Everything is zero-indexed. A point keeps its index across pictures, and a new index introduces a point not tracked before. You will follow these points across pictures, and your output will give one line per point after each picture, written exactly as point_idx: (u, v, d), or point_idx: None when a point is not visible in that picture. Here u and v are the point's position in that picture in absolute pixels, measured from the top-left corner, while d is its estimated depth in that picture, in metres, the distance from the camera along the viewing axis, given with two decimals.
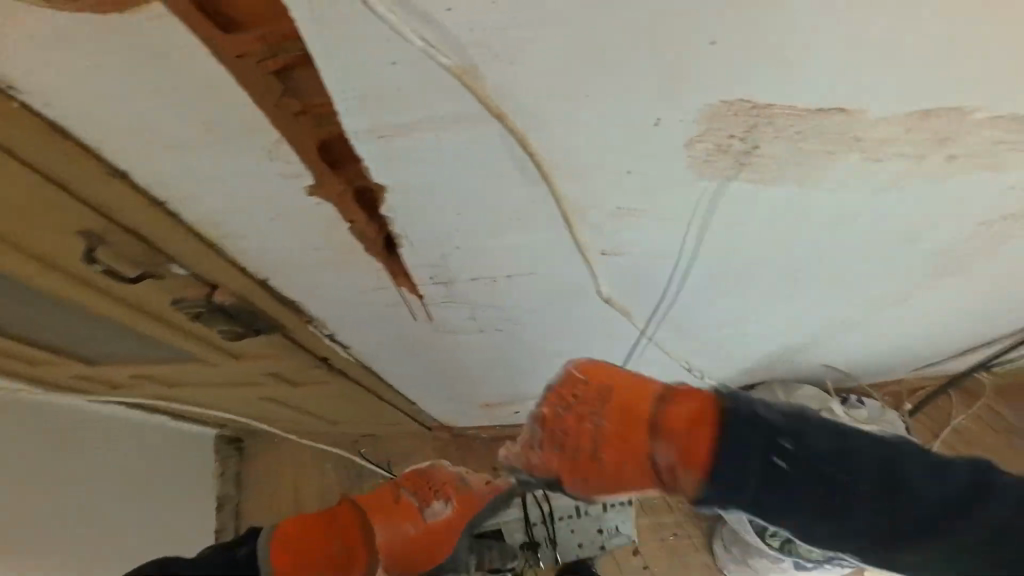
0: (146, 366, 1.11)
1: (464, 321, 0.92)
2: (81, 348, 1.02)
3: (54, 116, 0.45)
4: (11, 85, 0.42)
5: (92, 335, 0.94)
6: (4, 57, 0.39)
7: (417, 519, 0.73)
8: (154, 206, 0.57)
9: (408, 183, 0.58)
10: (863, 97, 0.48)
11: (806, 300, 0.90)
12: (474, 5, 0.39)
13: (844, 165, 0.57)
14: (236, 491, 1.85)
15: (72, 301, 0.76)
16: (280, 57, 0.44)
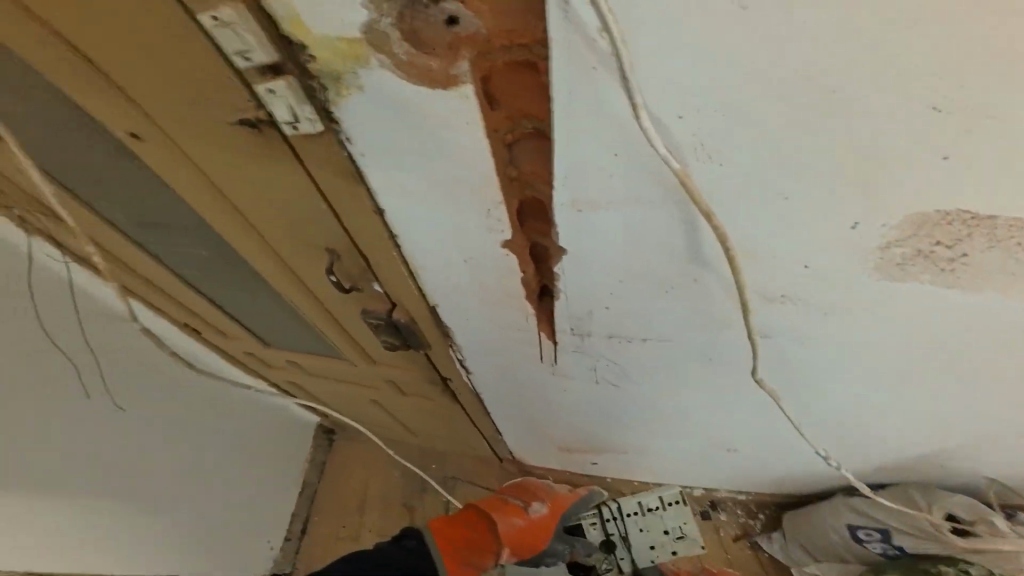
0: (300, 353, 1.29)
1: (585, 371, 0.95)
2: (261, 327, 1.22)
3: (359, 162, 0.58)
4: (348, 138, 0.55)
5: (278, 320, 1.12)
6: (354, 117, 0.53)
7: (523, 514, 0.86)
8: (388, 238, 0.69)
9: (587, 250, 0.65)
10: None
11: (977, 408, 0.81)
12: (711, 122, 0.45)
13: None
14: (316, 480, 1.97)
15: (287, 290, 0.94)
16: (518, 130, 0.55)
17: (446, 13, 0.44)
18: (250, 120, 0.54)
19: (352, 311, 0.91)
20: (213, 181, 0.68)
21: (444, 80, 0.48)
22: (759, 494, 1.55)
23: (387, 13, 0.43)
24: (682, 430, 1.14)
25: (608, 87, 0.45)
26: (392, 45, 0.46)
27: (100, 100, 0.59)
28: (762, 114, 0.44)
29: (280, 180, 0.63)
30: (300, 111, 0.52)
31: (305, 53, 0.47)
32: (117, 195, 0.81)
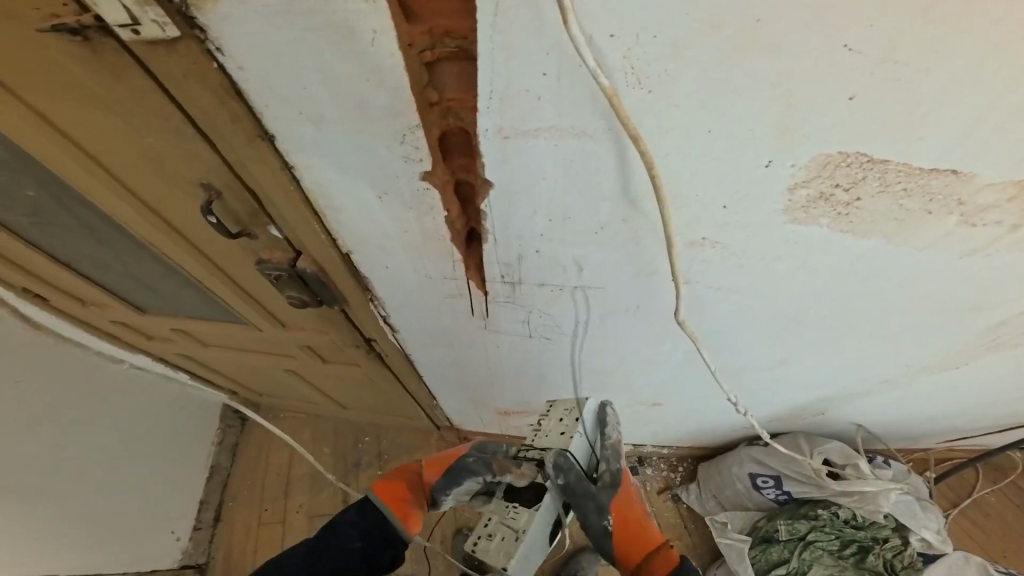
0: (190, 321, 1.13)
1: (516, 323, 0.93)
2: (134, 295, 1.07)
3: (238, 80, 0.50)
4: (217, 48, 0.47)
5: (156, 282, 0.98)
6: (226, 24, 0.44)
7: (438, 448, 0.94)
8: (282, 171, 0.61)
9: (513, 185, 0.61)
10: (979, 161, 0.50)
11: (860, 353, 0.91)
12: (638, 39, 0.43)
13: (941, 224, 0.60)
14: (229, 463, 1.79)
15: (163, 240, 0.82)
16: (437, 49, 0.49)
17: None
18: (67, 26, 0.47)
19: (249, 262, 0.80)
20: (34, 105, 0.59)
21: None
22: (678, 450, 1.68)
23: None
24: (611, 386, 1.18)
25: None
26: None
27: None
28: (683, 41, 0.43)
29: (127, 94, 0.54)
30: (140, 15, 0.44)
31: None
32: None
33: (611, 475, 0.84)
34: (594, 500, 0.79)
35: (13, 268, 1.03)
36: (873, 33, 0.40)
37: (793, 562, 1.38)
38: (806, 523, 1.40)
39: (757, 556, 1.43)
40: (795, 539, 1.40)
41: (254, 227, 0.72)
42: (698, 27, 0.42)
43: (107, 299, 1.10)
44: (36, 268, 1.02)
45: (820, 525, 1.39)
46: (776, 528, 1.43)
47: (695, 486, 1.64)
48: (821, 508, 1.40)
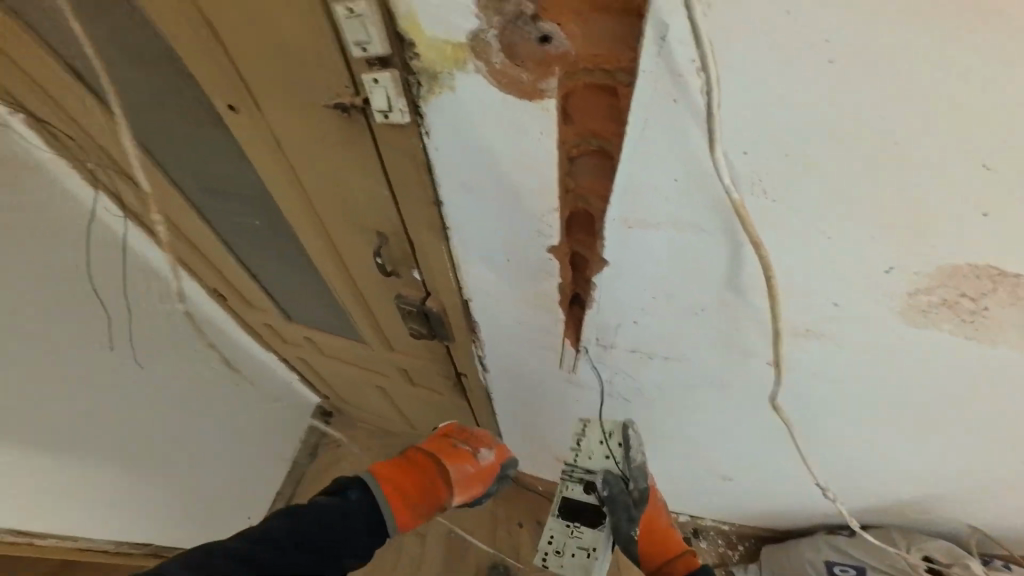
0: (320, 337, 1.23)
1: (599, 378, 0.98)
2: (289, 308, 1.18)
3: (432, 157, 0.60)
4: (427, 132, 0.57)
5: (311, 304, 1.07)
6: (437, 112, 0.55)
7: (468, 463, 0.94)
8: (439, 230, 0.71)
9: (627, 264, 0.68)
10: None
11: (974, 455, 0.85)
12: (769, 158, 0.50)
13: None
14: (305, 461, 1.92)
15: (333, 274, 0.90)
16: (582, 145, 0.59)
17: (544, 31, 0.48)
18: (342, 103, 0.57)
19: (383, 295, 0.90)
20: (286, 157, 0.69)
21: (531, 93, 0.51)
22: (739, 526, 1.58)
23: (494, 25, 0.47)
24: (680, 450, 1.17)
25: (682, 119, 0.49)
26: (489, 52, 0.49)
27: (204, 70, 0.61)
28: (815, 161, 0.49)
29: (359, 159, 0.63)
30: (396, 103, 0.54)
31: (412, 50, 0.50)
32: (189, 158, 0.83)
33: (639, 493, 0.84)
34: (629, 512, 0.82)
35: (201, 268, 1.18)
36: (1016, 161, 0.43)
37: None
38: None
39: None
40: None
41: (402, 269, 0.81)
42: (829, 152, 0.47)
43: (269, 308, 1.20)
44: (223, 273, 1.15)
45: None
46: None
47: (754, 567, 1.55)
48: None
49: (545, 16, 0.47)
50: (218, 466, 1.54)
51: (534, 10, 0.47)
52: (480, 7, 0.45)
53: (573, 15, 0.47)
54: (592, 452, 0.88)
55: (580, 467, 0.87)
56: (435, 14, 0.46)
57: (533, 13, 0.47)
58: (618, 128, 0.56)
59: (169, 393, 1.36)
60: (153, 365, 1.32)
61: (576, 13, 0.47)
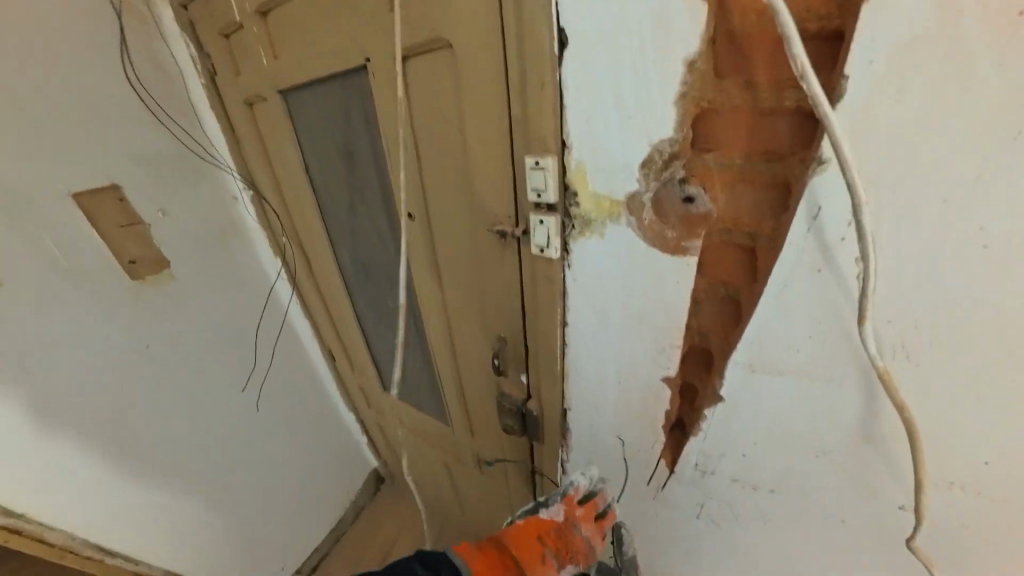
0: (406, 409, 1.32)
1: (691, 517, 0.86)
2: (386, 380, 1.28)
3: (567, 285, 0.67)
4: (570, 266, 0.65)
5: (413, 377, 1.17)
6: (582, 251, 0.63)
7: None
8: (558, 346, 0.75)
9: (745, 403, 0.67)
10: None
11: None
12: (914, 323, 0.53)
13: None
14: (350, 519, 1.87)
15: (441, 359, 1.00)
16: (710, 291, 0.64)
17: (691, 193, 0.57)
18: (502, 229, 0.68)
19: (486, 388, 0.96)
20: (438, 258, 0.83)
21: (674, 248, 0.58)
22: None
23: (649, 188, 0.56)
24: None
25: (826, 285, 0.53)
26: (639, 208, 0.57)
27: (404, 188, 0.80)
28: (964, 329, 0.51)
29: (501, 275, 0.73)
30: (551, 242, 0.63)
31: (574, 199, 0.60)
32: (359, 245, 1.02)
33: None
34: None
35: (330, 333, 1.32)
36: None
37: None
38: None
39: None
40: None
41: (509, 369, 0.87)
42: (980, 323, 0.50)
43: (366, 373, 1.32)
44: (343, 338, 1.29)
45: None
46: None
47: None
48: None
49: (693, 181, 0.57)
50: (285, 504, 1.60)
51: (687, 177, 0.57)
52: (643, 174, 0.55)
53: (720, 185, 0.57)
54: None
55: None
56: (603, 174, 0.57)
57: (683, 178, 0.56)
58: (747, 280, 0.61)
59: (266, 426, 1.50)
60: (263, 402, 1.48)
61: (721, 179, 0.56)
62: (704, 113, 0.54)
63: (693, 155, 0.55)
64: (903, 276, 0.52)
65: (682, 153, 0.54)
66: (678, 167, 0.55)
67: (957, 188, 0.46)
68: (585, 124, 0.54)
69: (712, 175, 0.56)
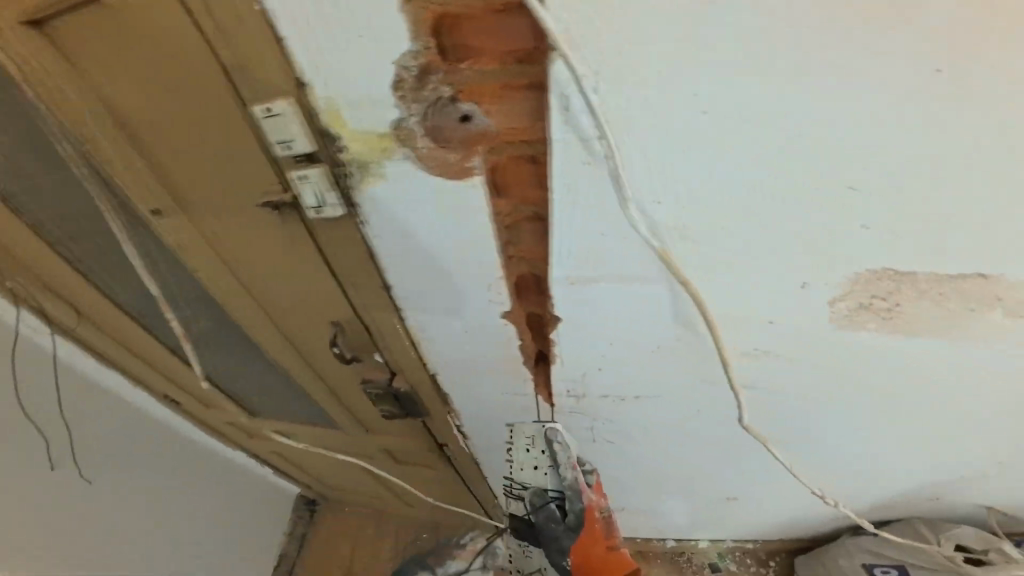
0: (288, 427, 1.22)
1: (580, 425, 0.96)
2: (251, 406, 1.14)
3: (372, 243, 0.61)
4: (365, 221, 0.58)
5: (270, 394, 1.04)
6: (369, 206, 0.56)
7: None
8: (394, 312, 0.73)
9: (578, 318, 0.71)
10: (1014, 266, 0.55)
11: (956, 447, 0.87)
12: (686, 209, 0.54)
13: (986, 318, 0.62)
14: (296, 551, 1.75)
15: (291, 367, 0.90)
16: (517, 213, 0.61)
17: (463, 110, 0.50)
18: (272, 201, 0.56)
19: (349, 381, 0.90)
20: (222, 257, 0.65)
21: (460, 171, 0.53)
22: (764, 544, 1.58)
23: (415, 112, 0.48)
24: (683, 482, 1.16)
25: (595, 181, 0.53)
26: (414, 138, 0.50)
27: (123, 177, 0.57)
28: (724, 205, 0.53)
29: (299, 256, 0.64)
30: (327, 200, 0.55)
31: (337, 143, 0.50)
32: (118, 272, 0.76)
33: (576, 517, 0.78)
34: (557, 542, 0.77)
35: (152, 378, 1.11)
36: (878, 179, 0.48)
37: None
38: None
39: None
40: None
41: (363, 353, 0.82)
42: (736, 193, 0.51)
43: (226, 405, 1.16)
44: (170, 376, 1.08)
45: None
46: None
47: None
48: None
49: (462, 97, 0.49)
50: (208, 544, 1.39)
51: (453, 93, 0.48)
52: (402, 99, 0.46)
53: (490, 92, 0.49)
54: (524, 464, 0.87)
55: (523, 483, 0.83)
56: (355, 107, 0.47)
57: (451, 95, 0.48)
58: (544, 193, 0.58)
59: (137, 486, 1.21)
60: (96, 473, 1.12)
61: (491, 88, 0.48)
62: (450, 21, 0.43)
63: (451, 68, 0.46)
64: (672, 162, 0.50)
65: (433, 64, 0.45)
66: (435, 83, 0.46)
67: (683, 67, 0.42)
68: (310, 56, 0.43)
69: (479, 85, 0.48)
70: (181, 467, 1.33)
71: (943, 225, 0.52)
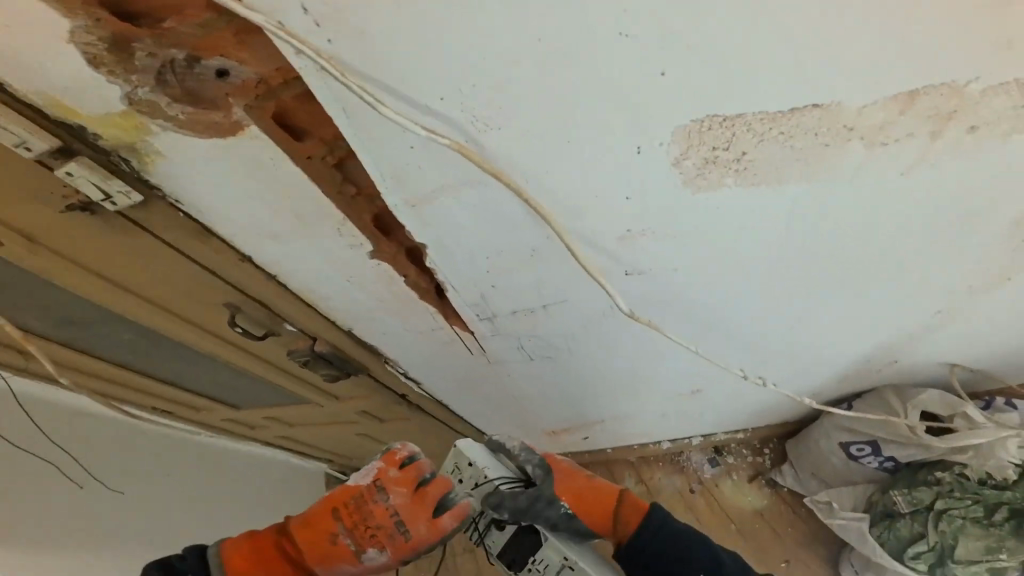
0: (287, 410, 1.42)
1: (510, 347, 0.99)
2: (222, 390, 1.27)
3: (198, 218, 0.66)
4: (175, 199, 0.62)
5: (226, 377, 1.18)
6: (167, 180, 0.59)
7: (361, 513, 0.75)
8: (269, 280, 0.80)
9: (441, 241, 0.70)
10: (845, 88, 0.50)
11: (880, 295, 0.85)
12: (474, 96, 0.50)
13: (850, 153, 0.58)
14: None
15: (224, 352, 1.00)
16: (336, 151, 0.58)
17: (213, 67, 0.47)
18: (78, 202, 0.62)
19: (282, 353, 1.01)
20: (85, 264, 0.74)
21: (232, 128, 0.52)
22: (756, 433, 1.62)
23: (140, 83, 0.47)
24: (640, 385, 1.19)
25: (353, 100, 0.50)
26: (163, 107, 0.49)
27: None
28: (504, 83, 0.49)
29: (140, 247, 0.70)
30: (112, 190, 0.58)
31: (89, 133, 0.52)
32: (24, 301, 0.85)
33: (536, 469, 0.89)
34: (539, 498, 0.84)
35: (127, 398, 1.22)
36: (639, 20, 0.44)
37: (929, 536, 1.23)
38: (929, 490, 1.25)
39: (884, 534, 1.29)
40: (921, 511, 1.25)
41: (276, 326, 0.92)
42: (505, 66, 0.47)
43: (211, 402, 1.33)
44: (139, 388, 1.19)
45: (946, 491, 1.23)
46: (894, 501, 1.29)
47: (789, 468, 1.55)
48: (942, 471, 1.24)
49: (202, 54, 0.46)
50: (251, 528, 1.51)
51: (188, 55, 0.46)
52: (114, 75, 0.46)
53: (229, 41, 0.45)
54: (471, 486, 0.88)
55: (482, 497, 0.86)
56: (72, 93, 0.48)
57: (190, 56, 0.46)
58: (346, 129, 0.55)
59: (172, 487, 1.31)
60: (129, 484, 1.21)
61: (228, 39, 0.45)
62: None
63: (156, 34, 0.44)
64: (423, 51, 0.46)
65: (129, 33, 0.44)
66: (148, 51, 0.45)
67: None
68: None
69: (210, 39, 0.45)
70: (201, 464, 1.46)
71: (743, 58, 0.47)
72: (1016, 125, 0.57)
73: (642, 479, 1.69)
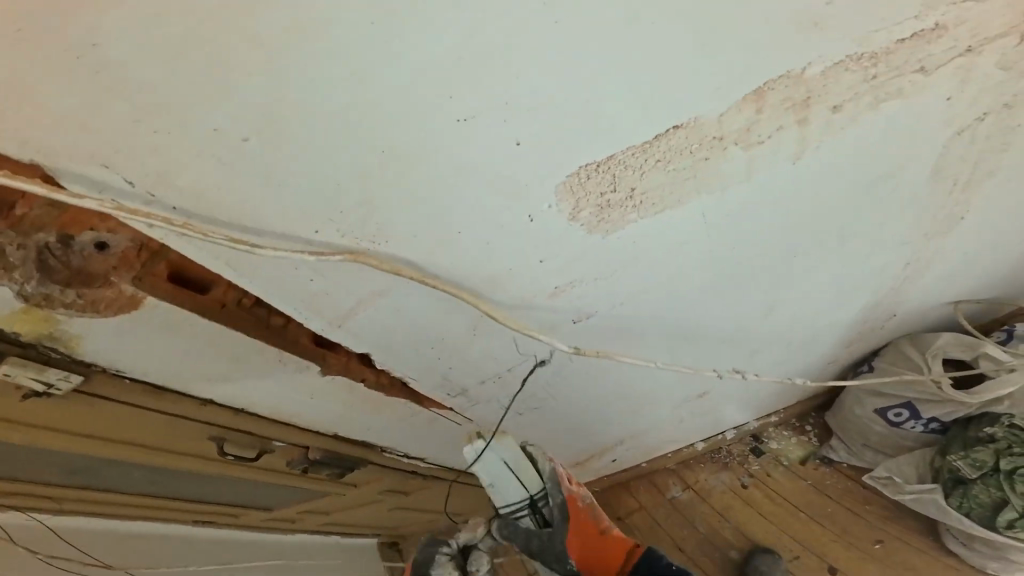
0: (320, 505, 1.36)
1: (496, 411, 0.98)
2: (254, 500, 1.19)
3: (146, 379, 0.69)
4: (119, 367, 0.65)
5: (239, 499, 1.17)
6: (98, 356, 0.62)
7: None
8: (240, 414, 0.82)
9: (377, 342, 0.70)
10: (698, 101, 0.50)
11: (842, 262, 0.82)
12: (347, 213, 0.50)
13: (728, 159, 0.57)
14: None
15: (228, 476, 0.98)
16: (248, 293, 0.59)
17: (90, 241, 0.50)
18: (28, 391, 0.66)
19: (279, 469, 1.00)
20: (60, 430, 0.75)
21: (132, 299, 0.55)
22: (792, 409, 1.55)
23: (27, 279, 0.51)
24: (641, 403, 1.15)
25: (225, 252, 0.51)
26: (58, 295, 0.53)
27: None
28: (368, 198, 0.49)
29: (99, 412, 0.73)
30: (51, 377, 0.62)
31: (8, 333, 0.56)
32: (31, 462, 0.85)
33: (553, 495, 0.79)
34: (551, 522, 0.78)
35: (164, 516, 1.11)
36: (468, 107, 0.45)
37: (1013, 500, 1.10)
38: (988, 448, 1.15)
39: (963, 504, 1.16)
40: (991, 472, 1.13)
41: (267, 445, 0.92)
42: (362, 183, 0.48)
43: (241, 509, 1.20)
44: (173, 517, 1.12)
45: (1007, 447, 1.13)
46: (957, 467, 1.18)
47: (838, 442, 1.46)
48: (993, 426, 1.16)
49: (74, 232, 0.49)
50: None
51: (60, 235, 0.49)
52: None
53: (96, 222, 0.49)
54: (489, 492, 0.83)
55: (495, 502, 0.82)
56: None
57: (63, 236, 0.49)
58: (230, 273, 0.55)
59: None
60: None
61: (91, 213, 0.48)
62: None
63: (13, 222, 0.47)
64: (276, 191, 0.47)
65: None
66: (17, 242, 0.48)
67: (165, 122, 0.40)
68: None
69: (74, 218, 0.48)
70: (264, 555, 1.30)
71: (567, 107, 0.47)
72: (879, 95, 0.57)
73: (687, 485, 1.55)
